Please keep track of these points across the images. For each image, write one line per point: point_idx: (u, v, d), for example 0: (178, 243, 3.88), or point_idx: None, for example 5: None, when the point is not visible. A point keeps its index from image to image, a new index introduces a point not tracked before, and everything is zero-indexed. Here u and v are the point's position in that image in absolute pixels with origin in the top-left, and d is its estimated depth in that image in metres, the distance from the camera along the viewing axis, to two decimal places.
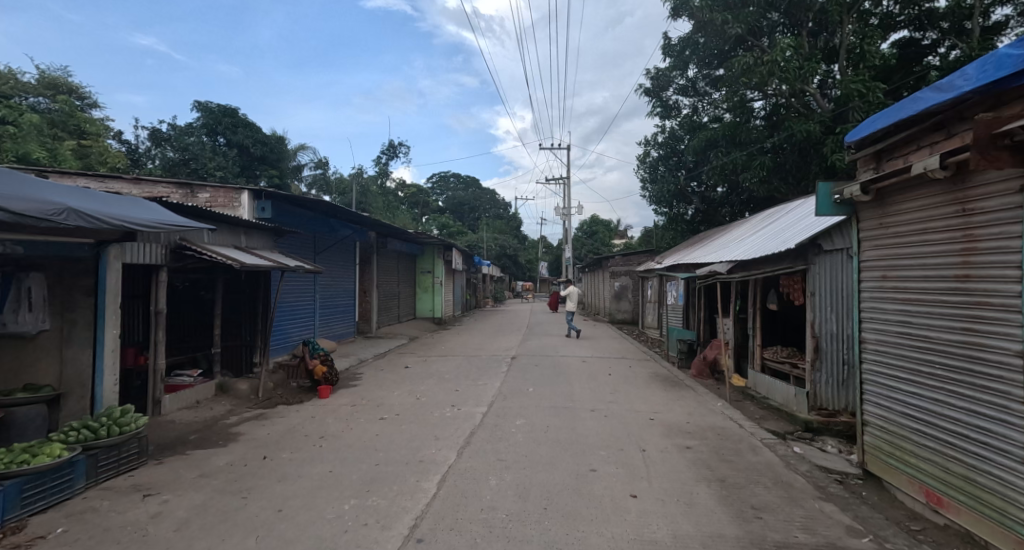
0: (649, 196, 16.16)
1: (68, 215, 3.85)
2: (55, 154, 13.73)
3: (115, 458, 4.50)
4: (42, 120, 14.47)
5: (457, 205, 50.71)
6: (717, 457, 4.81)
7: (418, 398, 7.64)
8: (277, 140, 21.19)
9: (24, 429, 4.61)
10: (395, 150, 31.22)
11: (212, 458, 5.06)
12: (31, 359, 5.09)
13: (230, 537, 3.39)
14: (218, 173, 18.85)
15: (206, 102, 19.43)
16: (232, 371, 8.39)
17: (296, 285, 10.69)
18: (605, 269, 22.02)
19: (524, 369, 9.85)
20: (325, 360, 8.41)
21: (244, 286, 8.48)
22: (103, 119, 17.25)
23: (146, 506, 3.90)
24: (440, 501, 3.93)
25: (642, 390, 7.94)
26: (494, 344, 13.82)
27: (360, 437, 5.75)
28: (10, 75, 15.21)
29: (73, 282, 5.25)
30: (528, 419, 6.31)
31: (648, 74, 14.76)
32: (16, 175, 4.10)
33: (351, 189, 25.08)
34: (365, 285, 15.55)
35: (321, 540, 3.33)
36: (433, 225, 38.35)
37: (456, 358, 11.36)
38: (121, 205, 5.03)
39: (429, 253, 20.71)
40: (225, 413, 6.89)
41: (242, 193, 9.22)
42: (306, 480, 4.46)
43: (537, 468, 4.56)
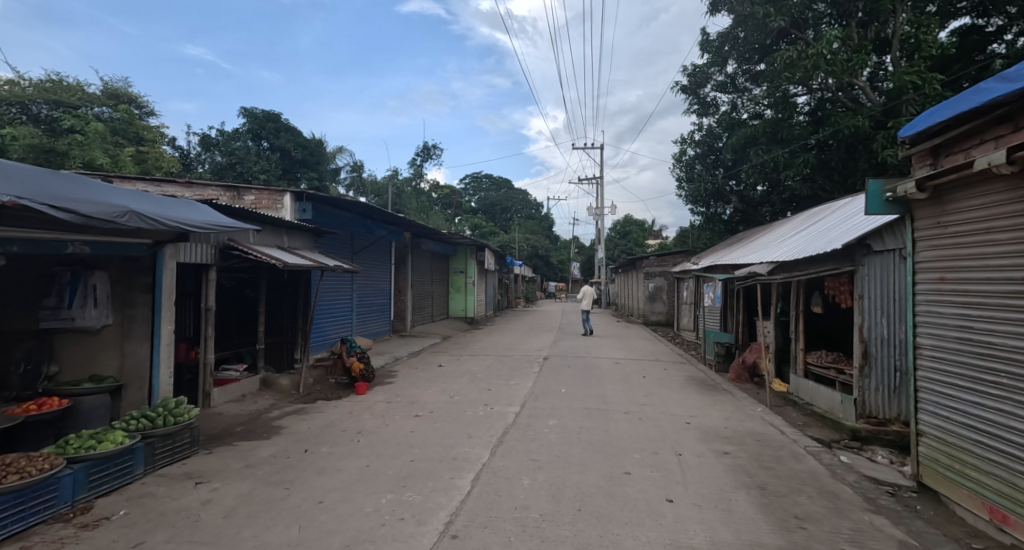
0: (685, 195, 15.84)
1: (129, 217, 4.10)
2: (116, 160, 14.62)
3: (170, 447, 4.75)
4: (106, 129, 15.42)
5: (490, 206, 50.97)
6: (756, 464, 4.67)
7: (452, 397, 7.74)
8: (317, 143, 21.91)
9: (89, 417, 4.93)
10: (430, 152, 31.72)
11: (257, 450, 5.28)
12: (95, 352, 5.45)
13: (275, 525, 3.53)
14: (262, 176, 19.66)
15: (251, 108, 20.32)
16: (274, 366, 8.72)
17: (334, 284, 11.00)
18: (639, 270, 21.69)
19: (556, 370, 9.82)
20: (362, 358, 8.64)
21: (286, 285, 8.80)
22: (158, 126, 18.22)
23: (198, 493, 4.10)
24: (474, 498, 3.98)
25: (677, 393, 7.78)
26: (526, 344, 13.83)
27: (395, 434, 5.87)
28: (77, 86, 16.25)
29: (131, 280, 5.57)
30: (560, 420, 6.30)
31: (684, 70, 14.46)
32: (83, 180, 4.38)
33: (387, 190, 25.59)
34: (399, 285, 15.85)
35: (359, 533, 3.42)
36: (466, 226, 38.69)
37: (488, 358, 11.44)
38: (175, 207, 5.29)
39: (462, 253, 20.92)
40: (268, 407, 7.17)
41: (285, 195, 9.56)
42: (344, 473, 4.59)
43: (570, 470, 4.55)
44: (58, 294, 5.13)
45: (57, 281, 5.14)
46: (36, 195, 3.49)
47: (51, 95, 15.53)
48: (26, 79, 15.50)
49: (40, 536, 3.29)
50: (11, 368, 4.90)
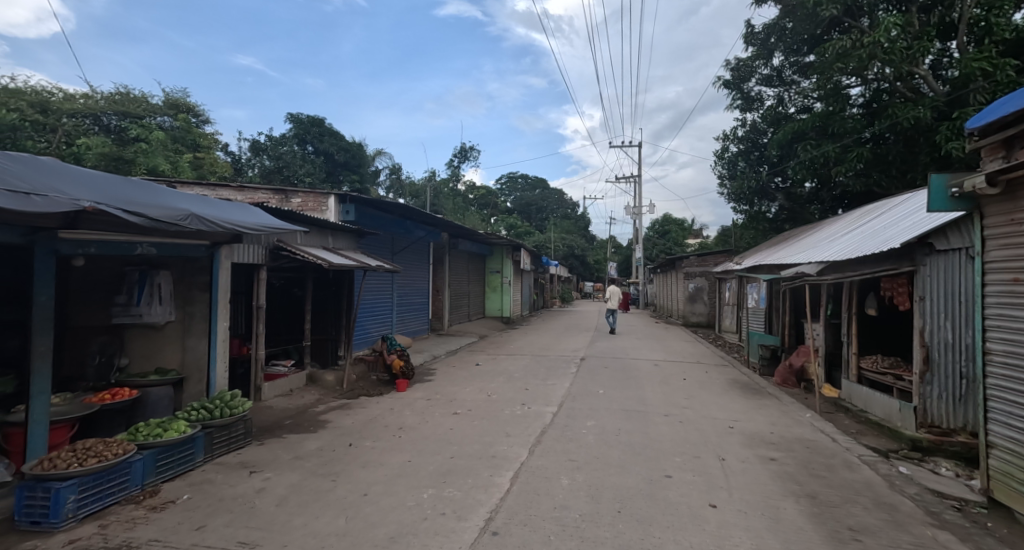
0: (728, 193, 15.41)
1: (191, 220, 4.36)
2: (176, 166, 15.53)
3: (226, 437, 5.02)
4: (166, 137, 16.40)
5: (526, 206, 50.95)
6: (805, 471, 4.50)
7: (489, 396, 7.81)
8: (358, 147, 22.55)
9: (156, 407, 5.26)
10: (467, 153, 32.07)
11: (305, 442, 5.51)
12: (160, 346, 5.82)
13: (323, 515, 3.68)
14: (307, 180, 20.43)
15: (297, 114, 21.11)
16: (319, 362, 9.05)
17: (376, 284, 11.32)
18: (678, 270, 21.25)
19: (594, 371, 9.76)
20: (402, 355, 8.85)
21: (330, 284, 9.11)
22: (213, 133, 19.22)
23: (252, 481, 4.32)
24: (513, 496, 4.02)
25: (719, 397, 7.59)
26: (563, 344, 13.79)
27: (435, 431, 5.99)
28: (142, 98, 17.35)
29: (191, 280, 5.90)
30: (598, 421, 6.26)
31: (728, 64, 14.03)
32: (151, 186, 4.67)
33: (425, 191, 26.03)
34: (437, 285, 16.10)
35: (402, 526, 3.52)
36: (502, 226, 38.91)
37: (524, 357, 11.48)
38: (231, 210, 5.57)
39: (499, 253, 21.04)
40: (314, 401, 7.46)
41: (329, 198, 9.89)
42: (387, 467, 4.73)
43: (610, 471, 4.52)
44: (127, 292, 5.45)
45: (127, 280, 5.47)
46: (112, 200, 3.74)
47: (120, 107, 16.60)
48: (98, 92, 16.62)
49: (115, 516, 3.54)
50: (88, 360, 5.36)
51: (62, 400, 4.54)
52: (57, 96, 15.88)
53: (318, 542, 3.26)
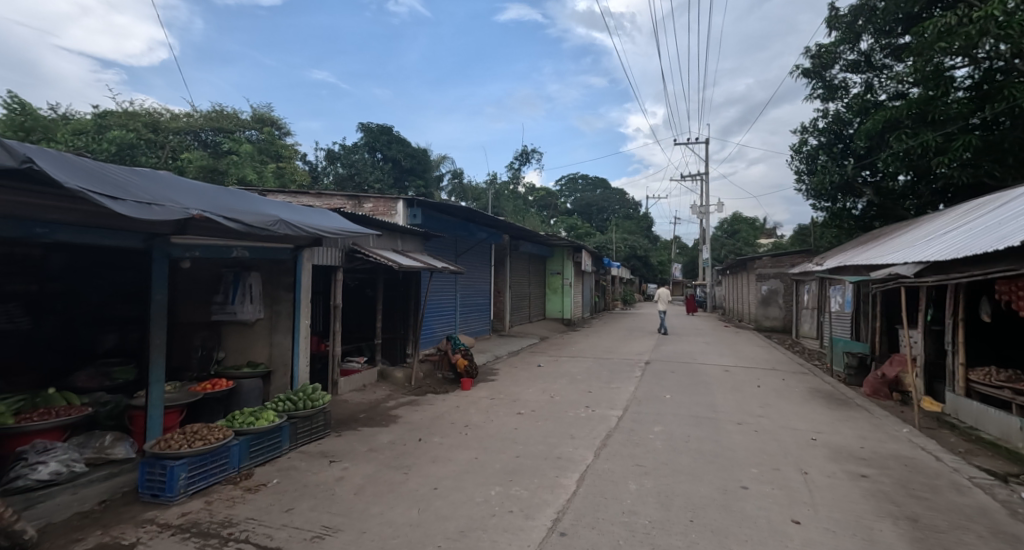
0: (807, 188, 14.46)
1: (279, 225, 4.69)
2: (261, 176, 16.82)
3: (308, 427, 5.36)
4: (254, 149, 17.81)
5: (586, 206, 50.08)
6: (904, 491, 4.14)
7: (553, 397, 7.82)
8: (423, 152, 23.38)
9: (248, 397, 5.76)
10: (528, 155, 32.26)
11: (378, 436, 5.79)
12: (251, 341, 6.35)
13: (397, 505, 3.86)
14: (377, 186, 21.42)
15: (367, 123, 22.21)
16: (389, 359, 9.45)
17: (441, 285, 11.67)
18: (750, 272, 20.18)
19: (660, 375, 9.48)
20: (466, 355, 9.04)
21: (399, 285, 9.48)
22: (293, 144, 20.67)
23: (332, 470, 4.60)
24: (580, 498, 4.01)
25: (798, 406, 7.15)
26: (626, 347, 13.54)
27: (500, 430, 6.08)
28: (233, 114, 18.97)
29: (276, 280, 6.36)
30: (666, 426, 6.08)
31: (808, 51, 13.13)
32: (244, 195, 5.08)
33: (487, 194, 26.43)
34: (498, 286, 16.30)
35: (471, 521, 3.61)
36: (562, 227, 38.76)
37: (587, 359, 11.38)
38: (311, 216, 5.94)
39: (559, 254, 20.96)
40: (385, 397, 7.81)
41: (398, 202, 10.30)
42: (454, 463, 4.87)
43: (680, 478, 4.40)
44: (224, 292, 6.02)
45: (224, 281, 6.02)
46: (213, 209, 4.12)
47: (215, 123, 18.22)
48: (197, 111, 18.32)
49: (218, 494, 3.91)
50: (192, 352, 5.96)
51: (173, 387, 5.08)
52: (164, 116, 17.69)
53: (394, 531, 3.42)
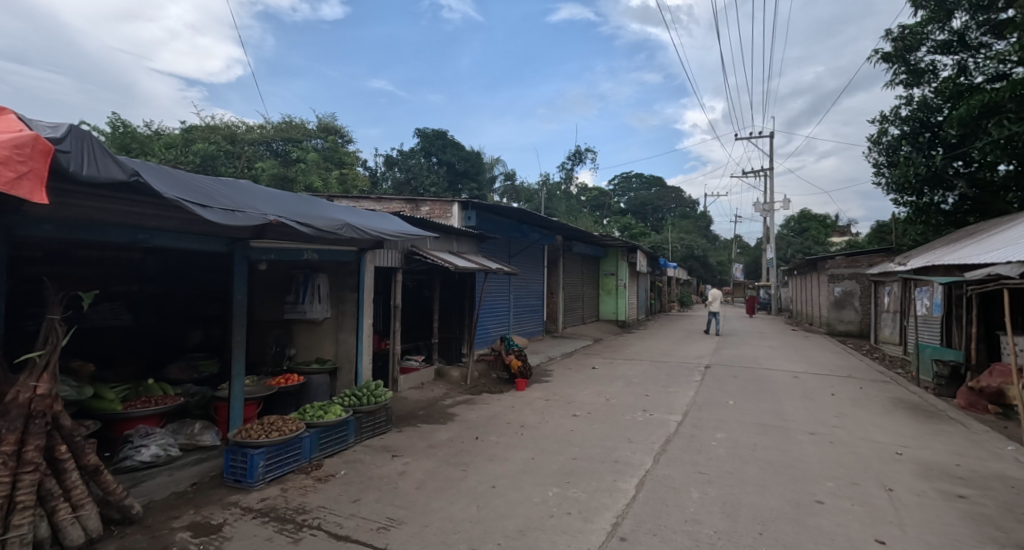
0: (887, 182, 13.44)
1: (345, 229, 4.89)
2: (326, 183, 17.67)
3: (372, 422, 5.58)
4: (319, 157, 18.75)
5: (641, 206, 48.80)
6: (1008, 516, 3.76)
7: (609, 400, 7.71)
8: (476, 155, 23.77)
9: (317, 392, 6.10)
10: (581, 155, 31.96)
11: (436, 433, 5.94)
12: (319, 339, 6.71)
13: (458, 501, 3.94)
14: (433, 189, 21.93)
15: (424, 128, 22.85)
16: (446, 358, 9.67)
17: (495, 285, 11.81)
18: (821, 272, 18.98)
19: (721, 380, 9.10)
20: (520, 355, 9.09)
21: (455, 286, 9.68)
22: (355, 151, 21.58)
23: (394, 464, 4.77)
24: (640, 503, 3.93)
25: (878, 417, 6.65)
26: (685, 350, 13.13)
27: (556, 431, 6.06)
28: (301, 124, 20.07)
29: (342, 281, 6.67)
30: (730, 433, 5.84)
31: (889, 34, 12.19)
32: (313, 201, 5.35)
33: (539, 195, 26.42)
34: (551, 287, 16.23)
35: (530, 520, 3.63)
36: (615, 227, 38.10)
37: (643, 362, 11.13)
38: (374, 220, 6.16)
39: (613, 255, 20.59)
40: (442, 395, 8.00)
41: (453, 205, 10.52)
42: (512, 462, 4.91)
43: (747, 489, 4.21)
44: (295, 292, 6.34)
45: (295, 281, 6.36)
46: (287, 214, 4.38)
47: (285, 134, 19.30)
48: (269, 123, 19.49)
49: (292, 482, 4.16)
50: (267, 349, 6.40)
51: (251, 381, 5.46)
52: (241, 128, 18.93)
53: (454, 526, 3.50)
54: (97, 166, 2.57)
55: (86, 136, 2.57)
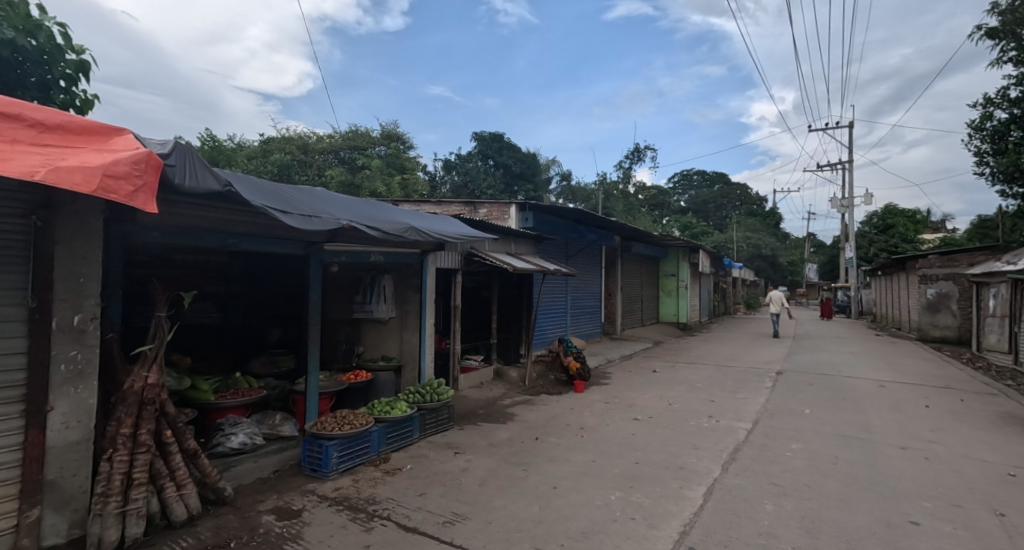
0: (991, 172, 12.14)
1: (410, 232, 5.05)
2: (389, 188, 18.31)
3: (435, 419, 5.74)
4: (382, 163, 19.47)
5: (703, 204, 47.05)
6: None
7: (671, 404, 7.49)
8: (532, 157, 23.85)
9: (383, 388, 6.38)
10: (640, 153, 31.19)
11: (497, 432, 6.01)
12: (384, 338, 6.99)
13: (520, 500, 3.98)
14: (490, 192, 22.22)
15: (481, 132, 23.23)
16: (504, 358, 9.78)
17: (553, 286, 11.79)
18: (910, 272, 17.44)
19: (795, 387, 8.58)
20: (578, 357, 9.03)
21: (513, 286, 9.76)
22: (415, 157, 22.24)
23: (457, 461, 4.88)
24: (709, 513, 3.80)
25: (981, 433, 6.02)
26: (754, 355, 12.50)
27: (617, 434, 5.97)
28: (365, 132, 20.95)
29: (406, 282, 6.91)
30: (806, 444, 5.51)
31: (993, 8, 11.01)
32: (380, 206, 5.57)
33: (596, 194, 26.09)
34: (610, 288, 15.98)
35: (593, 523, 3.60)
36: (675, 227, 36.89)
37: (708, 367, 10.72)
38: (436, 223, 6.33)
39: (674, 255, 19.97)
40: (501, 394, 8.09)
41: (511, 206, 10.63)
42: (573, 464, 4.88)
43: (828, 504, 3.95)
44: (363, 292, 6.59)
45: (362, 282, 6.63)
46: (358, 218, 4.58)
47: (351, 142, 20.15)
48: (336, 133, 20.47)
49: (363, 473, 4.37)
50: (338, 346, 6.76)
51: (324, 376, 5.77)
52: (312, 138, 20.02)
53: (517, 525, 3.53)
54: (196, 178, 2.83)
55: (187, 150, 2.82)
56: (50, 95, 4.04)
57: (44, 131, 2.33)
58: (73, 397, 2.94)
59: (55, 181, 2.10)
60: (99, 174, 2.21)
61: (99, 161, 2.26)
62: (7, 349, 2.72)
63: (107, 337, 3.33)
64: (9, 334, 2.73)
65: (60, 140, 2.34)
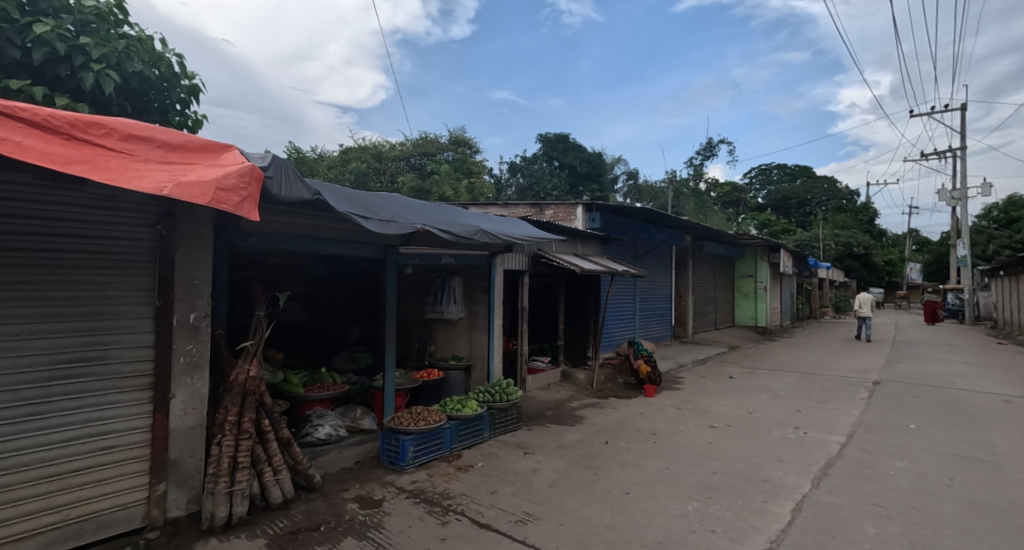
0: None
1: (479, 235, 5.16)
2: (456, 192, 18.78)
3: (504, 418, 5.82)
4: (449, 168, 20.00)
5: (783, 200, 44.15)
6: None
7: (751, 413, 7.10)
8: (598, 157, 23.52)
9: (453, 386, 6.58)
10: (712, 148, 29.82)
11: (566, 434, 5.99)
12: (454, 337, 7.19)
13: (591, 504, 3.94)
14: (555, 193, 22.19)
15: (546, 133, 23.27)
16: (571, 360, 9.72)
17: (621, 288, 11.57)
18: None
19: (896, 399, 7.83)
20: (649, 360, 8.77)
21: (580, 288, 9.68)
22: (481, 160, 22.64)
23: (527, 461, 4.92)
24: (798, 531, 3.57)
25: None
26: (845, 362, 11.52)
27: (691, 442, 5.74)
28: (434, 138, 21.62)
29: (475, 283, 7.07)
30: (912, 464, 5.01)
31: None
32: (452, 210, 5.73)
33: (665, 193, 25.21)
34: (681, 290, 15.41)
35: (670, 533, 3.50)
36: (752, 224, 34.88)
37: (793, 374, 10.04)
38: (504, 225, 6.42)
39: (751, 254, 18.89)
40: (569, 396, 8.06)
41: (577, 207, 10.57)
42: (645, 471, 4.77)
43: (941, 531, 3.58)
44: (434, 294, 6.84)
45: (433, 284, 6.87)
46: (431, 222, 4.75)
47: (421, 149, 20.84)
48: (407, 140, 21.29)
49: (436, 469, 4.53)
50: (411, 345, 7.06)
51: (399, 373, 6.03)
52: (385, 146, 20.86)
53: (590, 529, 3.50)
54: (289, 188, 3.07)
55: (284, 163, 3.08)
56: (169, 118, 4.53)
57: (167, 149, 2.61)
58: (189, 386, 3.29)
59: (179, 195, 2.35)
60: (213, 188, 2.46)
61: (213, 175, 2.51)
62: (137, 342, 3.10)
63: (216, 333, 3.68)
64: (140, 329, 3.11)
65: (181, 158, 2.63)
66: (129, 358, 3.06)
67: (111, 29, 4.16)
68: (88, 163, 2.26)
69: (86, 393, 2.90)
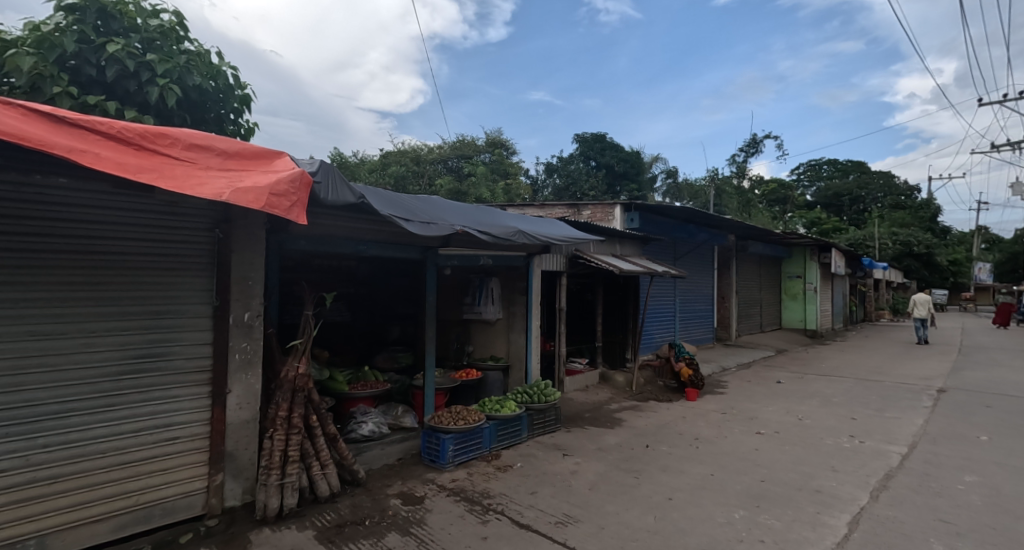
0: None
1: (517, 235, 5.18)
2: (493, 193, 18.88)
3: (542, 419, 5.80)
4: (486, 170, 20.15)
5: (834, 197, 42.13)
6: None
7: (801, 420, 6.81)
8: (636, 156, 23.14)
9: (492, 386, 6.61)
10: (756, 145, 28.81)
11: (605, 437, 5.91)
12: (492, 338, 7.23)
13: (633, 508, 3.88)
14: (591, 193, 21.99)
15: (583, 133, 23.10)
16: (609, 362, 9.59)
17: (660, 289, 11.34)
18: None
19: (964, 409, 7.32)
20: (691, 363, 8.54)
21: (619, 289, 9.55)
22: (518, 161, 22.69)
23: (566, 463, 4.89)
24: (856, 545, 3.39)
25: None
26: (905, 368, 10.87)
27: (737, 448, 5.56)
28: (471, 140, 21.83)
29: (513, 283, 7.09)
30: (983, 478, 4.67)
31: None
32: (490, 211, 5.77)
33: (707, 191, 24.53)
34: (724, 291, 14.95)
35: (715, 541, 3.40)
36: (800, 223, 33.45)
37: (847, 380, 9.55)
38: (541, 225, 6.41)
39: (800, 254, 18.12)
40: (608, 399, 7.96)
41: (616, 207, 10.44)
42: (688, 476, 4.66)
43: None
44: (472, 294, 6.90)
45: (471, 284, 6.94)
46: (470, 223, 4.79)
47: (459, 152, 21.10)
48: (444, 143, 21.61)
49: (476, 468, 4.57)
50: (450, 345, 7.15)
51: (439, 373, 6.13)
52: (424, 150, 21.21)
53: (631, 534, 3.45)
54: (336, 192, 3.17)
55: (330, 168, 3.19)
56: (224, 128, 4.76)
57: (226, 156, 2.75)
58: (244, 382, 3.45)
59: (236, 200, 2.47)
60: (266, 193, 2.57)
61: (266, 181, 2.63)
62: (198, 340, 3.27)
63: (267, 332, 3.84)
64: (200, 327, 3.29)
65: (238, 165, 2.76)
66: (190, 354, 3.23)
67: (174, 44, 4.40)
68: (156, 172, 2.41)
69: (153, 387, 3.08)
